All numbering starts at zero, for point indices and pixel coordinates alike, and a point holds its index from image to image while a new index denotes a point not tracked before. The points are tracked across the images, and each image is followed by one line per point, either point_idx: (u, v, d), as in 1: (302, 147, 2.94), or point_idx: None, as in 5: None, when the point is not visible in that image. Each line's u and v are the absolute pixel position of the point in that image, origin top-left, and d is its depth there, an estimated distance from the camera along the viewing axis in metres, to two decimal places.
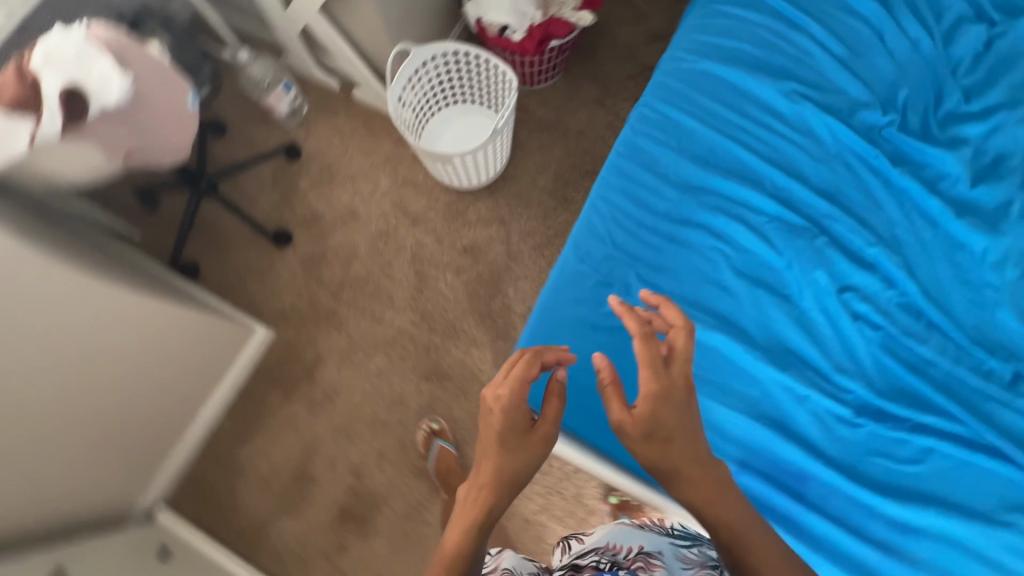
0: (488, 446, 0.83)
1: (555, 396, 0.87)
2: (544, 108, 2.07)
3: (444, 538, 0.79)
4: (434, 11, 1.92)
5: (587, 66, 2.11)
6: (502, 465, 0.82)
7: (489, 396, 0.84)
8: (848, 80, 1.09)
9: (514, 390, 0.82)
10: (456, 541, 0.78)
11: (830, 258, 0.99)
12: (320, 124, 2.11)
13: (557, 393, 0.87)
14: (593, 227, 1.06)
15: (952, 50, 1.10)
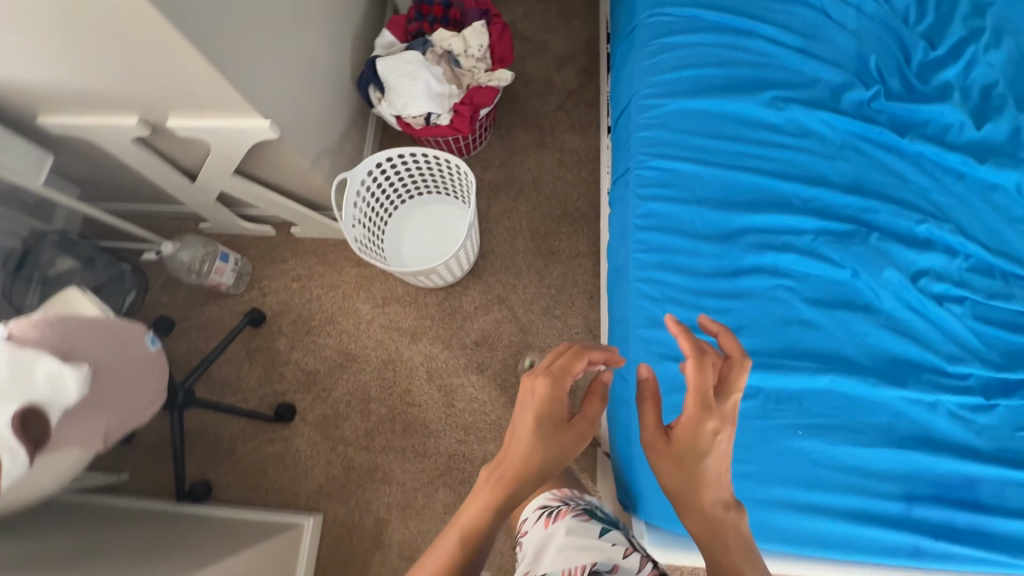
0: (521, 424, 0.83)
1: (596, 396, 0.88)
2: (489, 170, 1.99)
3: (460, 511, 0.77)
4: (347, 124, 1.80)
5: (513, 112, 2.05)
6: (535, 454, 0.81)
7: (532, 382, 0.87)
8: (818, 68, 1.06)
9: (555, 376, 0.85)
10: (473, 516, 0.75)
11: (889, 252, 0.95)
12: (271, 278, 1.94)
13: (601, 394, 0.89)
14: (648, 313, 0.98)
15: (895, 4, 1.09)
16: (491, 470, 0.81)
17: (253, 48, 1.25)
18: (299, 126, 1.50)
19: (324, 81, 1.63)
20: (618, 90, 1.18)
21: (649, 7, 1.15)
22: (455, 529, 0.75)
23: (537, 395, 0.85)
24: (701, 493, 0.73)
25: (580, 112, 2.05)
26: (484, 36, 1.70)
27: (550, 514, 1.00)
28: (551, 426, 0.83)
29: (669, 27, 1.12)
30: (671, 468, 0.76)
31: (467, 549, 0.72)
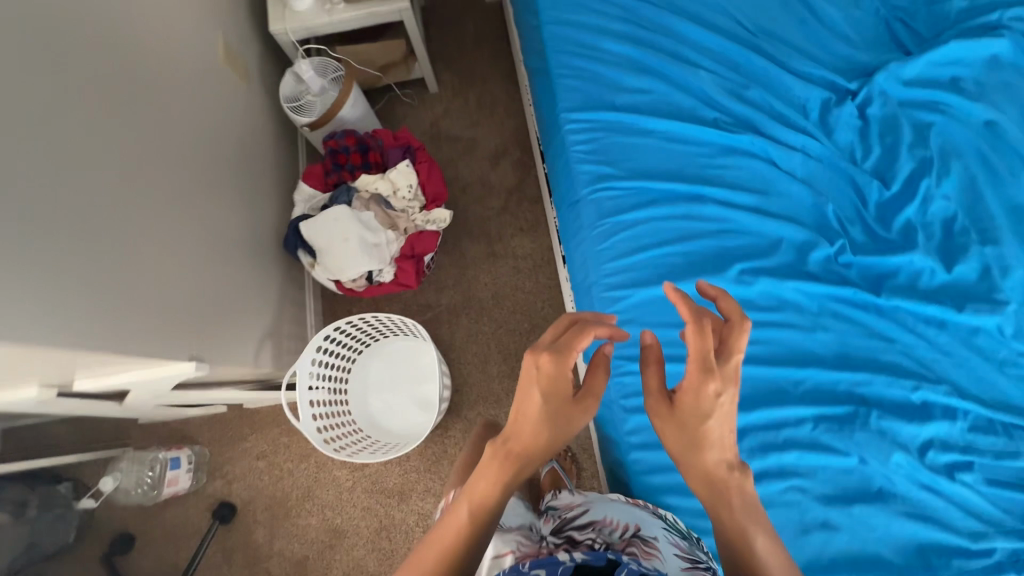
0: (528, 400, 0.84)
1: (599, 369, 0.89)
2: (446, 291, 1.88)
3: (475, 487, 0.83)
4: (282, 289, 1.64)
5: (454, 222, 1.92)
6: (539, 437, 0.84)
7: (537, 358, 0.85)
8: (779, 228, 1.01)
9: (562, 355, 0.83)
10: (486, 491, 0.82)
11: (891, 430, 0.91)
12: (233, 461, 1.77)
13: (603, 367, 0.90)
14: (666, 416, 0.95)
15: (838, 141, 1.04)
16: (498, 445, 0.85)
17: (142, 248, 1.11)
18: (220, 314, 1.35)
19: (242, 250, 1.48)
20: (573, 268, 1.09)
21: (590, 181, 1.05)
22: (469, 494, 0.84)
23: (542, 372, 0.83)
24: (706, 458, 0.76)
25: (525, 212, 1.95)
26: (413, 175, 1.57)
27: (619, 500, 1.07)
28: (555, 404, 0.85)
29: (616, 200, 1.04)
30: (673, 428, 0.79)
31: (478, 522, 0.82)
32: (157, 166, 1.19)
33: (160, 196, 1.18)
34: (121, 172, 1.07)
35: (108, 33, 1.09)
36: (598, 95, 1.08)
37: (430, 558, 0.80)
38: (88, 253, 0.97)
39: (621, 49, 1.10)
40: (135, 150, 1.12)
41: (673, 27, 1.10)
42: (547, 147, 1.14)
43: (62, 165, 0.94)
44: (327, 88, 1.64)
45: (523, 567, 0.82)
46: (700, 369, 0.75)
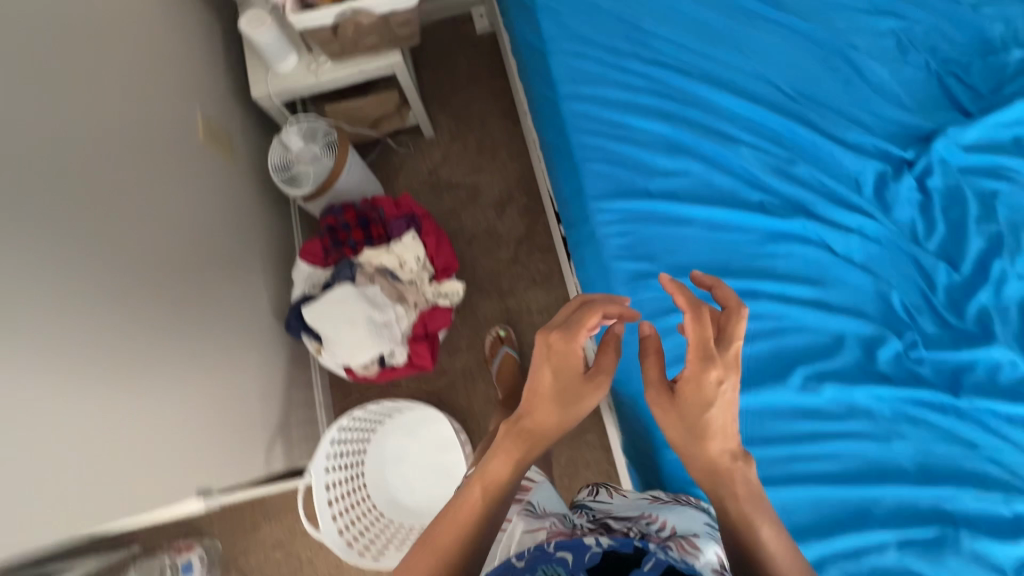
0: (540, 374, 0.79)
1: (609, 352, 0.84)
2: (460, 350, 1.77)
3: (490, 468, 0.77)
4: (286, 373, 1.53)
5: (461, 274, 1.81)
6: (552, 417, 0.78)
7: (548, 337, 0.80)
8: (841, 322, 0.91)
9: (573, 334, 0.78)
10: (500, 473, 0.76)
11: (986, 552, 0.81)
12: (247, 553, 1.67)
13: (614, 349, 0.85)
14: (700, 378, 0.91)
15: (897, 218, 0.95)
16: (511, 422, 0.79)
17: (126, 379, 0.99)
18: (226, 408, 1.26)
19: (239, 330, 1.38)
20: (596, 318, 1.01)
21: (627, 279, 0.95)
22: (482, 480, 0.76)
23: (552, 351, 0.79)
24: (708, 448, 0.73)
25: (537, 263, 1.84)
26: (421, 247, 1.47)
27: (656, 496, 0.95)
28: (566, 382, 0.79)
29: (659, 299, 0.93)
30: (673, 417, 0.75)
31: (493, 507, 0.75)
32: (141, 279, 1.07)
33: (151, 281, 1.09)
34: (105, 263, 0.98)
35: (80, 126, 0.99)
36: (630, 181, 0.97)
37: (445, 540, 0.71)
38: (64, 360, 0.87)
39: (650, 126, 0.99)
40: (120, 245, 1.03)
41: (705, 99, 1.00)
42: (568, 234, 1.03)
43: (33, 266, 0.84)
44: (320, 156, 1.51)
45: (547, 546, 0.73)
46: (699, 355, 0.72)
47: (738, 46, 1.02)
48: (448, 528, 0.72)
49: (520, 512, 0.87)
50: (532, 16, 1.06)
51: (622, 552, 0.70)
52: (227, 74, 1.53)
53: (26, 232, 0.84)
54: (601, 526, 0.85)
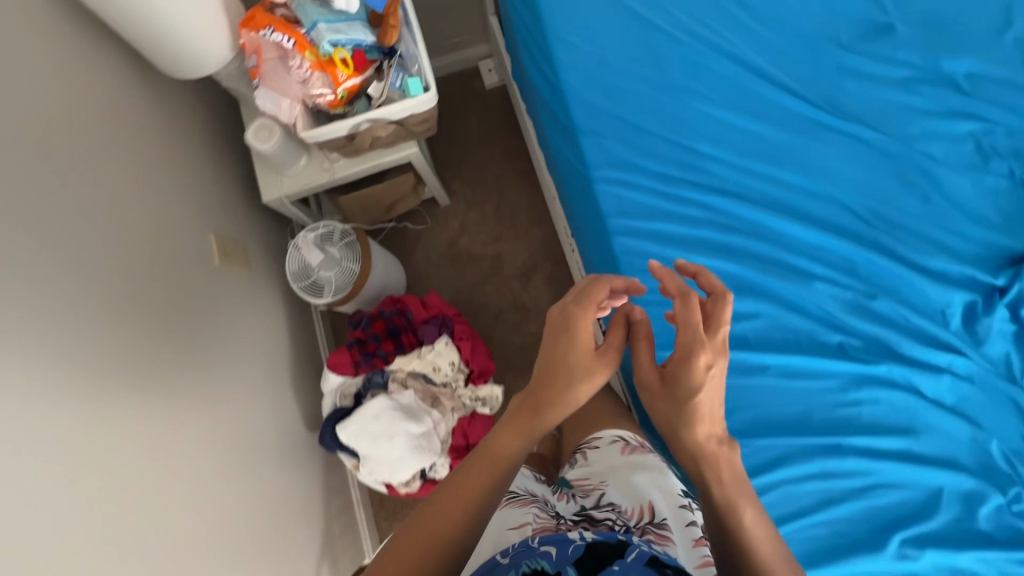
0: (555, 351, 0.77)
1: (618, 332, 0.80)
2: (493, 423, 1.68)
3: (502, 447, 0.76)
4: (319, 489, 1.46)
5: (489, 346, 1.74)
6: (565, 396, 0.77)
7: (560, 317, 0.78)
8: (937, 475, 0.84)
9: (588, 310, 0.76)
10: (511, 447, 0.76)
11: None
12: None
13: (622, 327, 0.82)
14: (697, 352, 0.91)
15: (989, 352, 0.87)
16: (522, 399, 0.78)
17: (175, 563, 0.91)
18: (269, 525, 1.21)
19: (268, 446, 1.30)
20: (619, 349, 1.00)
21: None
22: (489, 463, 0.75)
23: (565, 331, 0.77)
24: (695, 431, 0.72)
25: None
26: (455, 351, 1.42)
27: (628, 445, 1.05)
28: (570, 363, 0.77)
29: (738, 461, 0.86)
30: (663, 401, 0.75)
31: (497, 486, 0.74)
32: (174, 446, 0.99)
33: (185, 401, 1.05)
34: (138, 418, 0.92)
35: (97, 299, 0.91)
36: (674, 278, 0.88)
37: (449, 517, 0.70)
38: (117, 565, 0.81)
39: (714, 265, 0.91)
40: (150, 415, 0.95)
41: (772, 230, 0.92)
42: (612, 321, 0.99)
43: (71, 479, 0.77)
44: (343, 261, 1.43)
45: (531, 542, 0.72)
46: (690, 334, 0.75)
47: (802, 167, 0.93)
48: (454, 505, 0.71)
49: (507, 502, 0.87)
50: (573, 138, 0.97)
51: (607, 544, 0.72)
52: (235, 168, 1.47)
53: (57, 444, 0.76)
54: (585, 518, 0.88)
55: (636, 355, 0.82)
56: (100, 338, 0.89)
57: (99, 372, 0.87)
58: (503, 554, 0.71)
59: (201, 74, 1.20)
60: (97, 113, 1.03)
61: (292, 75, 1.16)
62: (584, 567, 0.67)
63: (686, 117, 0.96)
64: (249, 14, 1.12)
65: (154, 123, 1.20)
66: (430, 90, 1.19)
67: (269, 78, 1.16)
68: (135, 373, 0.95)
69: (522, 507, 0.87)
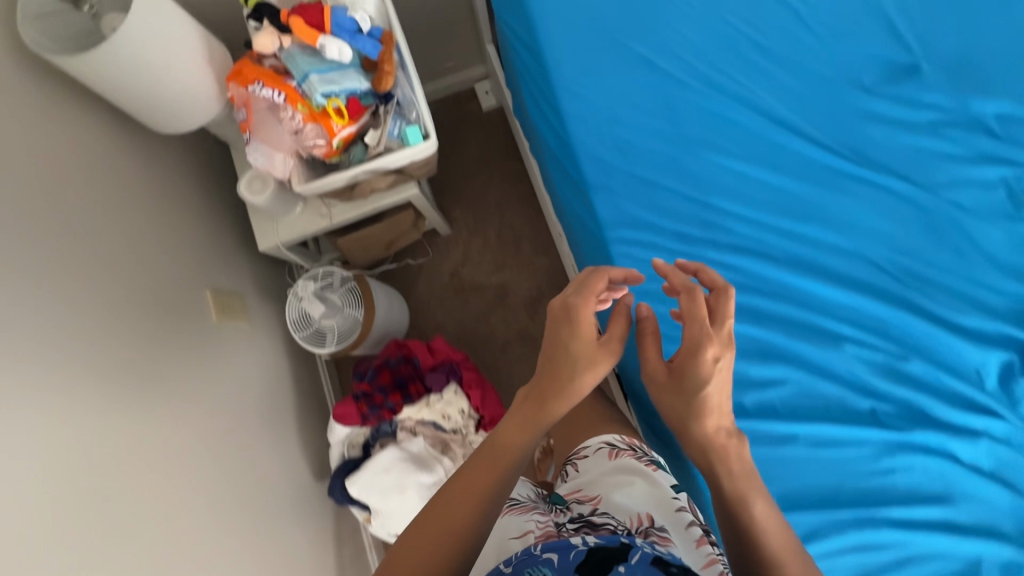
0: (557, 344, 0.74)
1: (622, 324, 0.76)
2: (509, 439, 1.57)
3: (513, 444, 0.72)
4: (333, 543, 1.41)
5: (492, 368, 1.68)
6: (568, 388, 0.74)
7: (560, 308, 0.74)
8: (986, 547, 0.80)
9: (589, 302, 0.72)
10: (516, 443, 0.73)
11: None
12: None
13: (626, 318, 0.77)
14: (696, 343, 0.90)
15: None
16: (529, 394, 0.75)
17: None
18: None
19: (280, 505, 1.25)
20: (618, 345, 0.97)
21: None
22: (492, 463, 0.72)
23: (566, 322, 0.73)
24: (704, 423, 0.69)
25: None
26: (463, 399, 1.37)
27: (617, 448, 0.96)
28: (571, 356, 0.74)
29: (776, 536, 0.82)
30: (670, 395, 0.72)
31: (501, 481, 0.71)
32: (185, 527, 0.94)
33: (183, 445, 1.00)
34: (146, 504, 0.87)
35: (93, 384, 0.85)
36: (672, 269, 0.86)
37: (456, 516, 0.66)
38: None
39: (739, 330, 0.86)
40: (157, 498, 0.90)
41: (797, 290, 0.88)
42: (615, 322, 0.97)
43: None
44: (345, 307, 1.38)
45: (535, 549, 0.65)
46: (696, 325, 0.71)
47: (825, 223, 0.89)
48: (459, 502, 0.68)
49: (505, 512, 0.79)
50: (585, 195, 0.92)
51: (608, 548, 0.64)
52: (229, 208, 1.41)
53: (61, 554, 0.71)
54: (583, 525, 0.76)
55: (641, 349, 0.77)
56: (92, 405, 0.84)
57: (100, 463, 0.82)
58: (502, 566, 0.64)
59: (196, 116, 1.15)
60: (81, 179, 0.97)
61: (284, 126, 1.09)
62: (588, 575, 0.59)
63: (703, 170, 0.92)
64: (236, 66, 1.06)
65: (142, 173, 1.14)
66: (430, 138, 1.14)
67: (260, 131, 1.09)
68: (139, 446, 0.90)
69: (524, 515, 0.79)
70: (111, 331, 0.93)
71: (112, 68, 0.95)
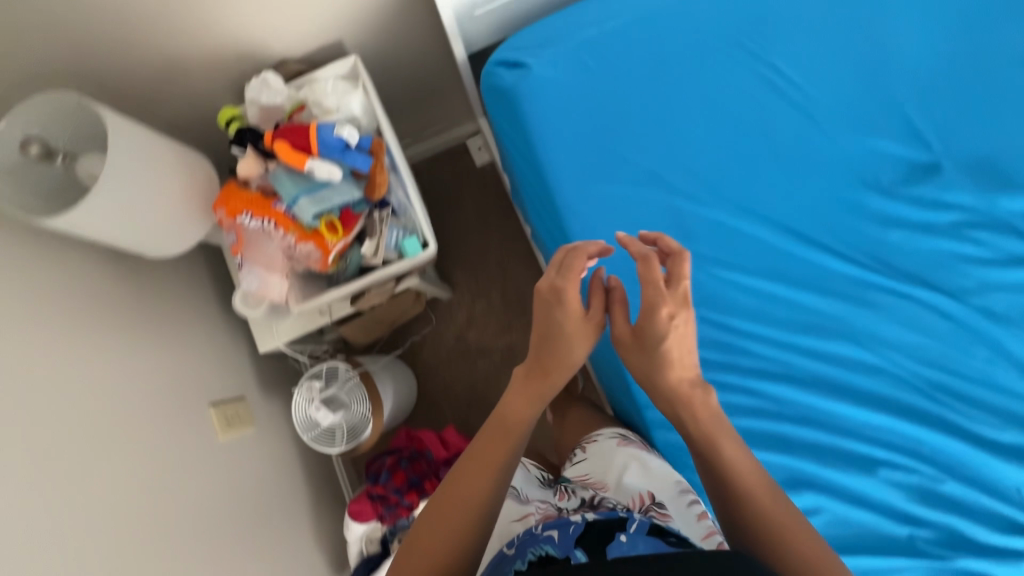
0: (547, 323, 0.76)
1: (597, 298, 0.78)
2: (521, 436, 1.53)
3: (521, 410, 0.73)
4: None
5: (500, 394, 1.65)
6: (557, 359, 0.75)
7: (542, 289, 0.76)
8: None
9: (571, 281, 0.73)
10: (519, 414, 0.73)
11: None
12: None
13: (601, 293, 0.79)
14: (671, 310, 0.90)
15: None
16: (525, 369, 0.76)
17: None
18: None
19: None
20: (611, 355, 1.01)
21: None
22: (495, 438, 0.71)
23: (548, 308, 0.75)
24: (667, 373, 0.73)
25: None
26: None
27: (625, 436, 1.00)
28: (546, 332, 0.76)
29: None
30: (635, 352, 0.75)
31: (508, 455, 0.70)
32: None
33: (189, 564, 0.98)
34: None
35: (91, 535, 0.83)
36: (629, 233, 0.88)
37: (469, 497, 0.66)
38: None
39: (767, 460, 0.83)
40: None
41: (825, 413, 0.85)
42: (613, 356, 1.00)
43: None
44: (354, 401, 1.34)
45: (536, 529, 0.68)
46: (651, 289, 0.73)
47: (851, 339, 0.86)
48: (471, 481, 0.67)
49: (507, 495, 0.85)
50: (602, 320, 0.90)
51: (606, 519, 0.68)
52: (228, 296, 1.38)
53: None
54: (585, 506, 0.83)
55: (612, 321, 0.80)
56: (90, 559, 0.81)
57: None
58: (510, 548, 0.68)
59: (198, 229, 1.12)
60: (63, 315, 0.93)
61: (275, 247, 1.04)
62: (589, 546, 0.63)
63: (718, 290, 0.88)
64: (222, 194, 1.02)
65: (129, 283, 1.10)
66: (430, 246, 1.09)
67: (252, 255, 1.04)
68: None
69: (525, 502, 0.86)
70: (103, 451, 0.91)
71: (101, 224, 0.92)
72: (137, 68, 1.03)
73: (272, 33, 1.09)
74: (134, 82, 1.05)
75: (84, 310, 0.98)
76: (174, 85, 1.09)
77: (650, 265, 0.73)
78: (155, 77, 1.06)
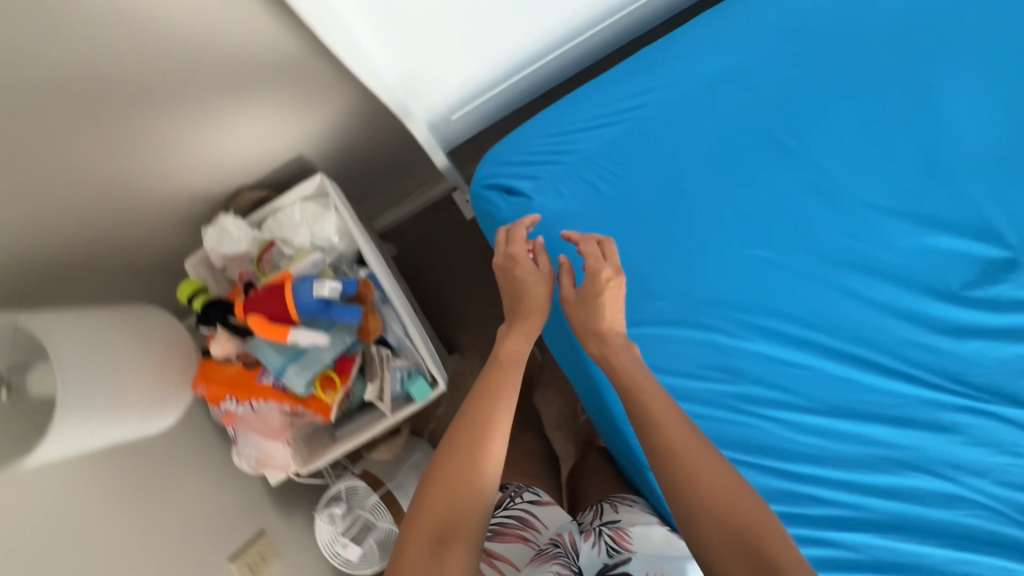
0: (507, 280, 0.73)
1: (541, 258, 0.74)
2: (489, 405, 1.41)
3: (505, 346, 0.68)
4: None
5: None
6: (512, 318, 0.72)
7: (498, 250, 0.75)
8: None
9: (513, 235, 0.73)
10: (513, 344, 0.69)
11: None
12: None
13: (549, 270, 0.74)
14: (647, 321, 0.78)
15: None
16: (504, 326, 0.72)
17: None
18: None
19: None
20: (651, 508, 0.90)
21: None
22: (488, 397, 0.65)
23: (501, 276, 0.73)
24: (602, 319, 0.69)
25: None
26: None
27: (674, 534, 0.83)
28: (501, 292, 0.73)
29: None
30: (576, 307, 0.71)
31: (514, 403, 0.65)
32: None
33: None
34: None
35: None
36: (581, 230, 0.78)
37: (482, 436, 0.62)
38: None
39: None
40: None
41: (911, 557, 0.75)
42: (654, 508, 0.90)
43: None
44: (380, 518, 1.25)
45: None
46: (592, 259, 0.70)
47: (934, 471, 0.77)
48: (467, 441, 0.62)
49: (522, 541, 0.79)
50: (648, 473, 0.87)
51: None
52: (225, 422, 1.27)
53: None
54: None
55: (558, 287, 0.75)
56: None
57: None
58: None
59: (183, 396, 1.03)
60: (37, 526, 0.80)
61: (269, 418, 0.93)
62: None
63: (772, 439, 0.78)
64: (201, 371, 0.91)
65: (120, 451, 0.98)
66: (438, 385, 0.99)
67: (246, 430, 0.93)
68: None
69: (539, 569, 0.70)
70: None
71: (86, 436, 0.80)
72: (85, 239, 0.89)
73: (233, 168, 0.95)
74: (81, 254, 0.90)
75: (78, 505, 0.87)
76: (129, 243, 0.95)
77: (592, 243, 0.72)
78: (113, 235, 0.92)
